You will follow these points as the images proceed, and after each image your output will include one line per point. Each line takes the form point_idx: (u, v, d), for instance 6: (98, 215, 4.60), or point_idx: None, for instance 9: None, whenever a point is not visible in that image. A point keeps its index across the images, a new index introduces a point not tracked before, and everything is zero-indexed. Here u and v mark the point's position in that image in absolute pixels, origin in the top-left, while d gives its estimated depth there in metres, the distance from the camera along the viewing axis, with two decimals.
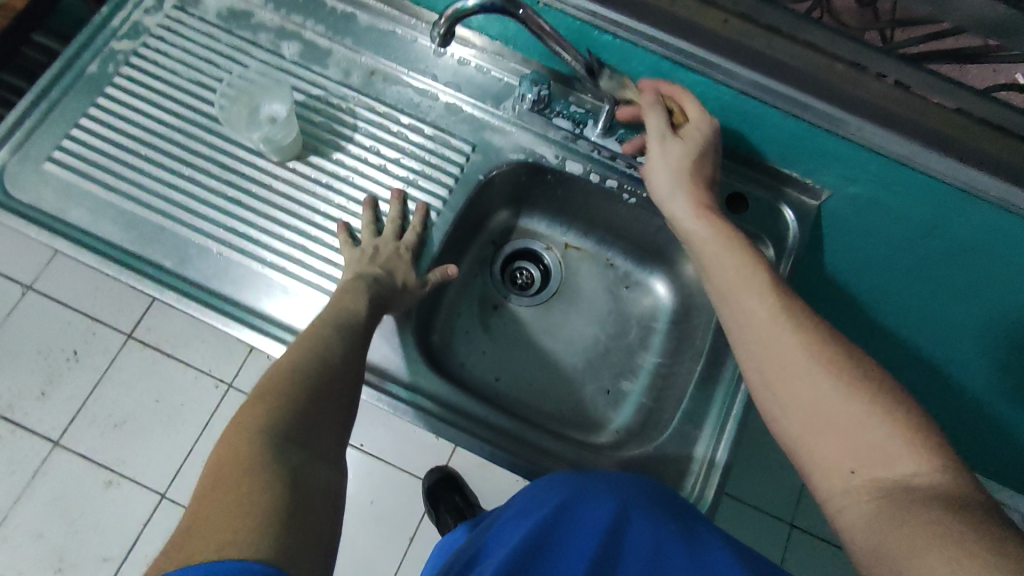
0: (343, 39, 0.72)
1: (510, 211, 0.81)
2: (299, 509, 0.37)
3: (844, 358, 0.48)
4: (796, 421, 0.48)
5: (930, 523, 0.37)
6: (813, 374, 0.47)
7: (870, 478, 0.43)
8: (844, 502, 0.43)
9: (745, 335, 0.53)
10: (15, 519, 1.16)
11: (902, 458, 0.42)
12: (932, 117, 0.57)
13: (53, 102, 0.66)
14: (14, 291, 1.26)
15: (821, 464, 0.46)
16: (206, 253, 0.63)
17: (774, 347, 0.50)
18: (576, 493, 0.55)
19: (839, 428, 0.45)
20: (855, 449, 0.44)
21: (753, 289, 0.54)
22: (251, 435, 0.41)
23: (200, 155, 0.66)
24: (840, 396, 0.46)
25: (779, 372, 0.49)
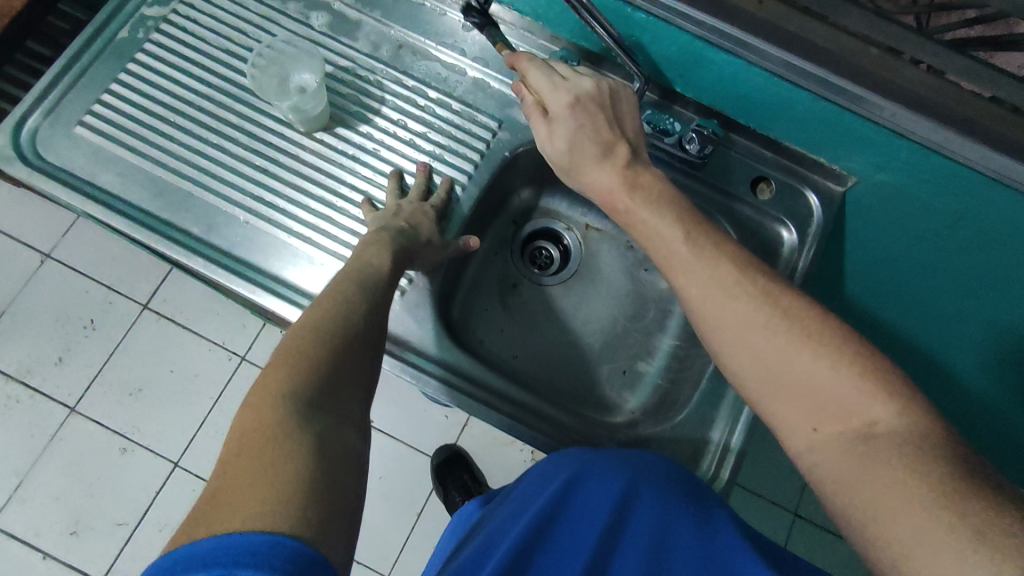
0: (372, 11, 0.72)
1: (532, 190, 0.81)
2: (327, 477, 0.36)
3: (795, 311, 0.48)
4: (751, 385, 0.49)
5: (901, 478, 0.38)
6: (764, 337, 0.48)
7: (834, 432, 0.44)
8: (814, 460, 0.45)
9: (694, 309, 0.52)
10: (32, 482, 1.18)
11: (862, 409, 0.43)
12: (968, 105, 0.57)
13: (84, 67, 0.67)
14: (33, 259, 1.28)
15: (785, 425, 0.47)
16: (233, 221, 0.64)
17: (718, 313, 0.50)
18: (585, 466, 0.56)
19: (796, 388, 0.46)
20: (814, 408, 0.45)
21: (688, 256, 0.53)
22: (274, 400, 0.38)
23: (228, 124, 0.66)
24: (792, 354, 0.46)
25: (730, 336, 0.50)
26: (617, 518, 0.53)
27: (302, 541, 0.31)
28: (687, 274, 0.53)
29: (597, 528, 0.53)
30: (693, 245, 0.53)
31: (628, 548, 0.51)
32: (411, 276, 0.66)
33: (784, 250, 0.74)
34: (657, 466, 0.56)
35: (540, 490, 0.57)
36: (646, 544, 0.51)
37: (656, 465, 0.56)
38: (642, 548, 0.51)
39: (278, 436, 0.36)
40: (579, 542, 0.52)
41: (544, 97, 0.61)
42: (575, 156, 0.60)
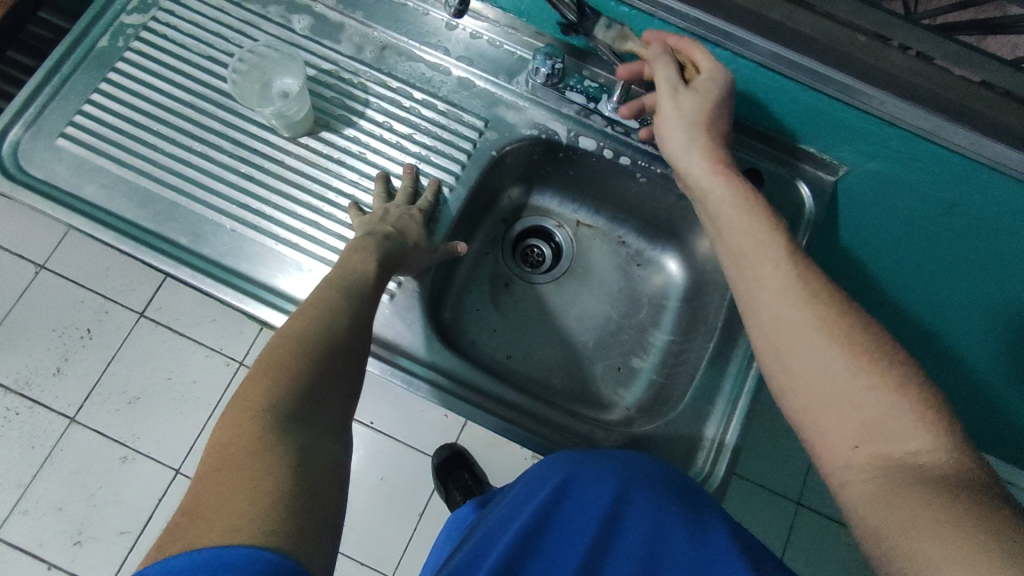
0: (354, 12, 0.71)
1: (522, 188, 0.80)
2: (307, 489, 0.36)
3: (857, 327, 0.48)
4: (794, 394, 0.49)
5: (923, 503, 0.38)
6: (821, 346, 0.47)
7: (874, 453, 0.44)
8: (848, 479, 0.45)
9: (754, 305, 0.53)
10: (34, 493, 1.18)
11: (903, 437, 0.43)
12: (956, 91, 0.56)
13: (64, 78, 0.66)
14: (27, 270, 1.27)
15: (824, 441, 0.47)
16: (220, 230, 0.64)
17: (776, 312, 0.50)
18: (574, 471, 0.55)
19: (840, 402, 0.46)
20: (857, 424, 0.45)
21: (758, 255, 0.53)
22: (255, 412, 0.38)
23: (212, 131, 0.66)
24: (845, 366, 0.46)
25: (783, 341, 0.49)
26: (608, 520, 0.54)
27: (280, 554, 0.31)
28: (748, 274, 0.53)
29: (587, 534, 0.53)
30: (764, 241, 0.53)
31: (620, 553, 0.52)
32: (400, 280, 0.65)
33: None
34: (650, 468, 0.54)
35: (532, 493, 0.57)
36: (637, 558, 0.52)
37: (649, 467, 0.55)
38: (634, 561, 0.52)
39: (257, 450, 0.36)
40: (571, 550, 0.52)
41: (694, 57, 0.60)
42: (691, 125, 0.59)
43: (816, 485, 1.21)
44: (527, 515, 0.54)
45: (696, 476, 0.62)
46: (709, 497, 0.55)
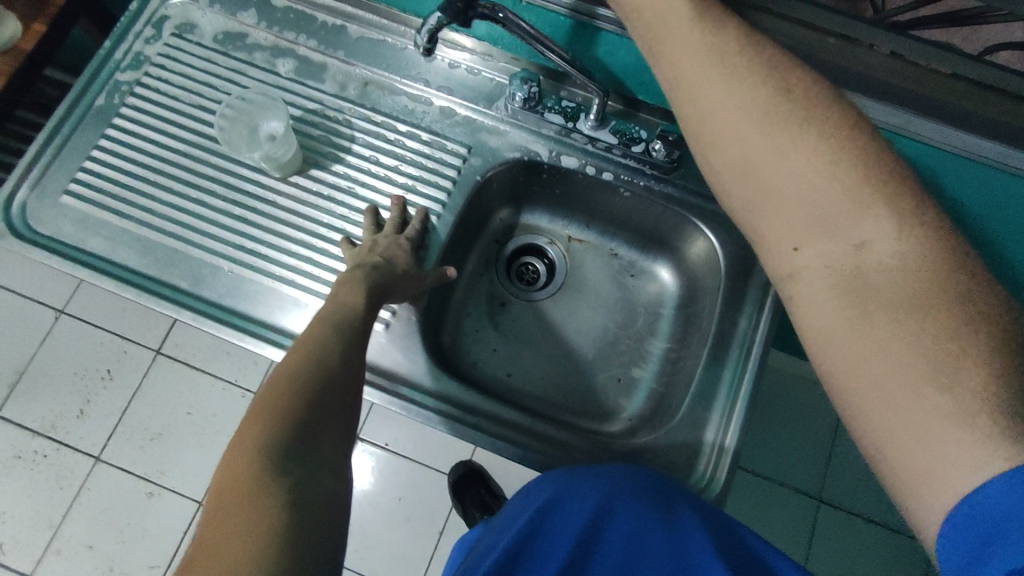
0: (336, 52, 0.74)
1: (511, 209, 0.82)
2: (304, 527, 0.37)
3: (799, 101, 0.39)
4: (735, 186, 0.42)
5: (890, 338, 0.35)
6: (756, 138, 0.40)
7: (818, 251, 0.39)
8: (795, 286, 0.40)
9: (682, 108, 0.42)
10: (66, 532, 1.21)
11: (850, 225, 0.38)
12: (928, 85, 0.56)
13: (65, 137, 0.69)
14: (47, 316, 1.32)
15: (764, 239, 0.42)
16: (218, 272, 0.66)
17: (718, 109, 0.40)
18: (560, 490, 0.57)
19: (784, 194, 0.40)
20: (798, 218, 0.40)
21: (689, 52, 0.41)
22: (251, 455, 0.40)
23: (206, 177, 0.68)
24: (786, 152, 0.39)
25: (721, 139, 0.41)
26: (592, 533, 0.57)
27: None
28: (676, 76, 0.42)
29: (568, 545, 0.56)
30: (693, 43, 0.41)
31: (607, 558, 0.56)
32: (394, 309, 0.67)
33: None
34: (635, 481, 0.56)
35: (522, 510, 0.60)
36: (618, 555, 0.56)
37: (633, 479, 0.56)
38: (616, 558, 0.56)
39: (254, 493, 0.37)
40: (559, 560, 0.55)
41: None
42: None
43: (836, 479, 1.20)
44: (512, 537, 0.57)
45: (698, 483, 0.63)
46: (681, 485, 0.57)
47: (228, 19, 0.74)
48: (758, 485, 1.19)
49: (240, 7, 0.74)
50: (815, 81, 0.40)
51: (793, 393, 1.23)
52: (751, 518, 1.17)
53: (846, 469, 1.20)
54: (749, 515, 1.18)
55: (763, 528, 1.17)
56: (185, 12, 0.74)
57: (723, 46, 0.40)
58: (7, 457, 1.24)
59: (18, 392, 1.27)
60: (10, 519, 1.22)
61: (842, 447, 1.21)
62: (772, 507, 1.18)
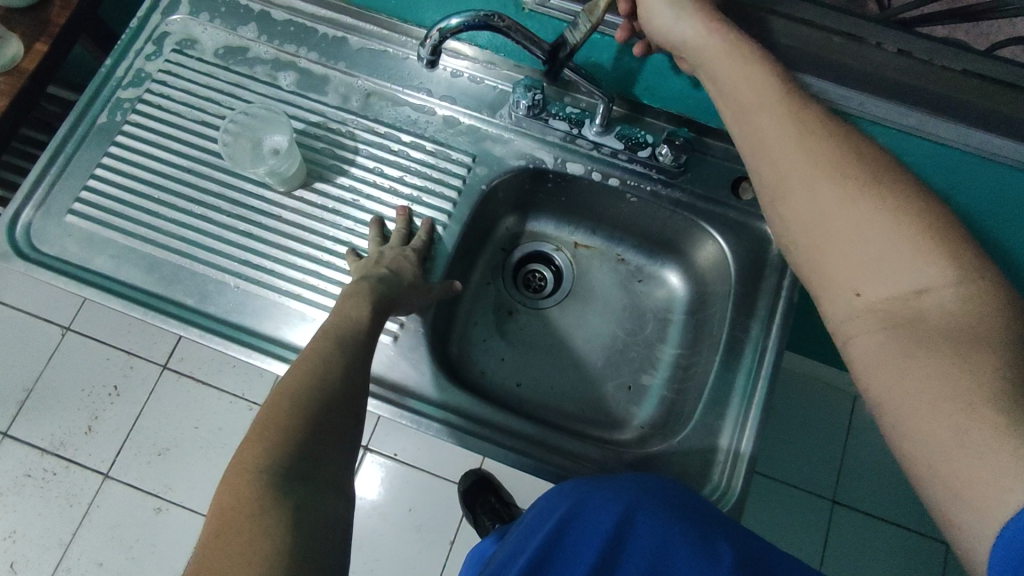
0: (337, 63, 0.73)
1: (517, 217, 0.81)
2: (301, 554, 0.37)
3: (868, 161, 0.41)
4: (801, 236, 0.43)
5: (934, 369, 0.35)
6: (821, 190, 0.42)
7: (875, 299, 0.40)
8: (851, 330, 0.40)
9: (755, 161, 0.46)
10: (76, 550, 1.21)
11: (912, 273, 0.38)
12: (941, 83, 0.55)
13: (69, 156, 0.69)
14: (54, 333, 1.32)
15: (824, 285, 0.43)
16: (224, 288, 0.65)
17: (789, 160, 0.43)
18: (579, 500, 0.57)
19: (848, 241, 0.41)
20: (859, 266, 0.40)
21: (764, 108, 0.44)
22: (251, 475, 0.39)
23: (211, 193, 0.68)
24: (851, 201, 0.40)
25: (791, 190, 0.43)
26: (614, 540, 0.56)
27: None
28: (751, 132, 0.45)
29: (590, 557, 0.55)
30: (770, 103, 0.44)
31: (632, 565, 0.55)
32: (402, 321, 0.66)
33: (773, 250, 0.69)
34: (657, 492, 0.56)
35: (543, 521, 0.60)
36: (647, 558, 0.55)
37: (654, 490, 0.56)
38: (643, 564, 0.55)
39: (253, 516, 0.37)
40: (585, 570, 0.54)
41: None
42: None
43: (850, 480, 1.18)
44: (535, 547, 0.57)
45: (713, 492, 0.62)
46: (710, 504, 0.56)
47: (229, 34, 0.74)
48: (772, 487, 1.18)
49: (241, 22, 0.74)
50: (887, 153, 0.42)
51: (804, 394, 1.22)
52: (767, 522, 1.16)
53: (861, 470, 1.19)
54: (764, 519, 1.16)
55: (779, 533, 1.16)
56: (186, 28, 0.74)
57: (800, 108, 0.44)
58: (15, 476, 1.24)
59: (26, 410, 1.27)
60: (19, 538, 1.21)
61: (856, 447, 1.20)
62: (786, 510, 1.17)
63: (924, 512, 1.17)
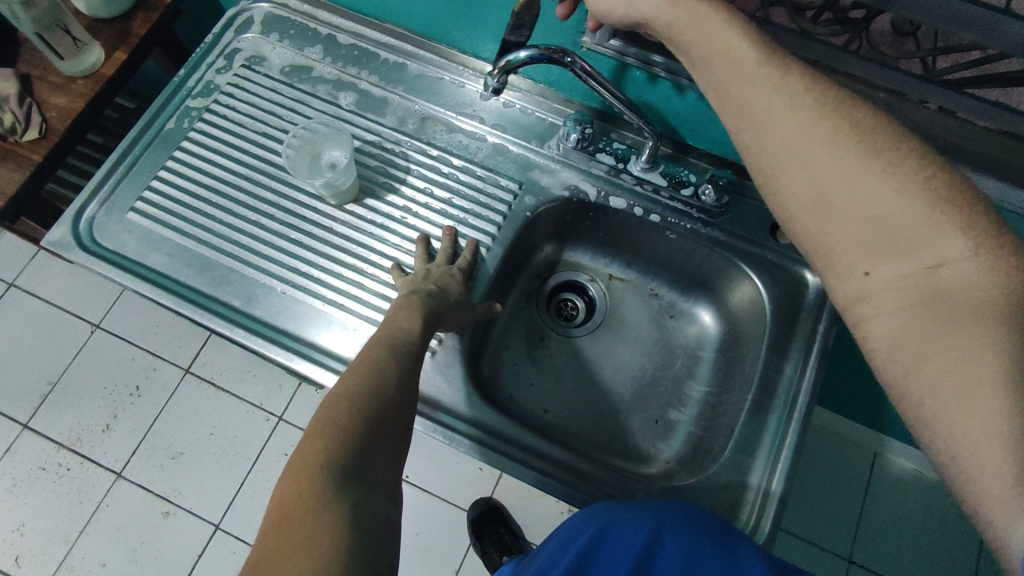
0: (395, 88, 0.77)
1: (554, 245, 0.83)
2: (360, 550, 0.39)
3: (869, 133, 0.40)
4: (803, 217, 0.42)
5: (955, 350, 0.33)
6: (820, 165, 0.40)
7: (889, 276, 0.38)
8: (864, 311, 0.39)
9: (749, 137, 0.44)
10: (80, 548, 1.20)
11: (924, 246, 0.37)
12: (983, 141, 0.58)
13: (136, 157, 0.72)
14: (84, 331, 1.34)
15: (833, 265, 0.41)
16: (271, 292, 0.67)
17: (788, 142, 0.42)
18: (608, 519, 0.58)
19: (854, 217, 0.39)
20: (867, 242, 0.39)
21: (762, 85, 0.42)
22: (313, 470, 0.42)
23: (267, 201, 0.71)
24: (853, 178, 0.39)
25: (792, 171, 0.42)
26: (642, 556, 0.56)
27: None
28: (743, 114, 0.44)
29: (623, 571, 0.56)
30: (766, 81, 0.42)
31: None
32: (440, 338, 0.68)
33: (809, 294, 0.70)
34: (688, 516, 0.56)
35: (573, 538, 0.61)
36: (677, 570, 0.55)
37: (689, 513, 0.56)
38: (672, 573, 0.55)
39: (314, 509, 0.39)
40: None
41: None
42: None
43: (869, 540, 1.16)
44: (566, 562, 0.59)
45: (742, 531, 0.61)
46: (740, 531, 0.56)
47: (296, 53, 0.78)
48: (788, 540, 1.16)
49: (308, 43, 0.78)
50: (893, 122, 0.40)
51: (826, 449, 1.20)
52: None
53: (880, 531, 1.16)
54: None
55: None
56: (255, 45, 0.79)
57: (796, 84, 0.41)
58: (30, 468, 1.25)
59: (48, 404, 1.28)
60: (26, 532, 1.21)
61: (877, 506, 1.17)
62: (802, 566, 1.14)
63: None
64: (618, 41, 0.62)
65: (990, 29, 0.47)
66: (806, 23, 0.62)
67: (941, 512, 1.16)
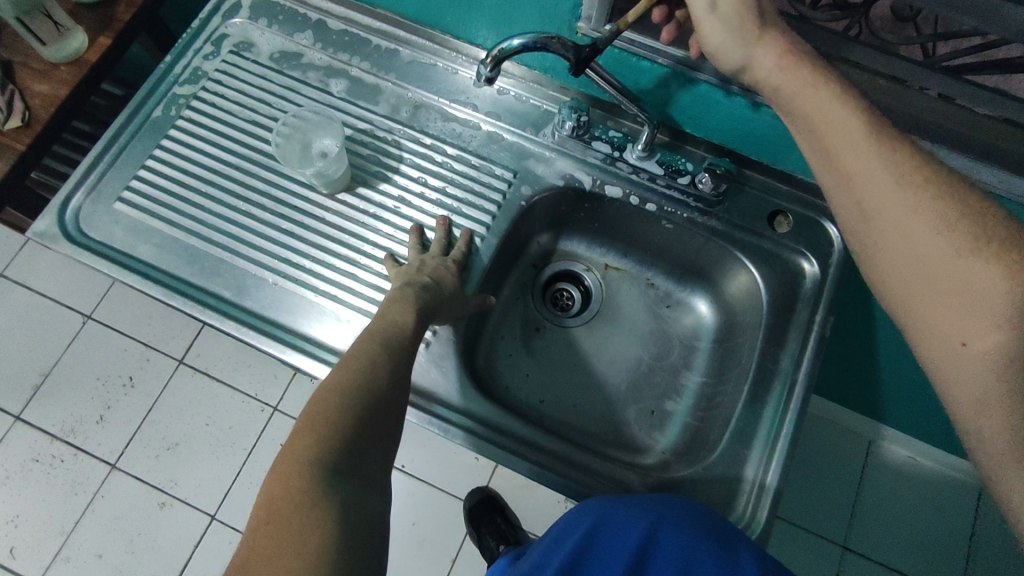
0: (388, 74, 0.75)
1: (550, 234, 0.82)
2: (349, 547, 0.39)
3: (974, 220, 0.42)
4: (901, 286, 0.45)
5: None
6: (926, 238, 0.43)
7: (985, 349, 0.40)
8: (957, 377, 0.41)
9: (851, 199, 0.47)
10: (76, 539, 1.20)
11: (1020, 326, 0.38)
12: (986, 130, 0.56)
13: (121, 146, 0.71)
14: (75, 321, 1.33)
15: (929, 335, 0.43)
16: (262, 284, 0.66)
17: (890, 211, 0.44)
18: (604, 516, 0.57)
19: (952, 293, 0.41)
20: (968, 317, 0.41)
21: (860, 147, 0.45)
22: (302, 466, 0.41)
23: (257, 190, 0.69)
24: (953, 258, 0.41)
25: (894, 241, 0.44)
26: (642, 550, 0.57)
27: None
28: (843, 179, 0.47)
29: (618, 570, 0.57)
30: (871, 151, 0.44)
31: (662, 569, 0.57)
32: (435, 329, 0.67)
33: (806, 284, 0.70)
34: (684, 512, 0.55)
35: (566, 535, 0.61)
36: (675, 562, 0.56)
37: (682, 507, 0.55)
38: (671, 567, 0.56)
39: (302, 508, 0.39)
40: None
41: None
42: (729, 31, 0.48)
43: (863, 526, 1.16)
44: (565, 555, 0.60)
45: (738, 522, 0.61)
46: (739, 529, 0.56)
47: (285, 39, 0.76)
48: (784, 527, 1.16)
49: (298, 29, 0.77)
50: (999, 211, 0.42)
51: (821, 436, 1.21)
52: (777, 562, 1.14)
53: (874, 518, 1.16)
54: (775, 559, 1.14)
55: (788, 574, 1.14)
56: (244, 31, 0.77)
57: (905, 159, 0.44)
58: (23, 460, 1.24)
59: (40, 396, 1.27)
60: (20, 523, 1.21)
61: (871, 493, 1.18)
62: (797, 553, 1.15)
63: (938, 567, 1.14)
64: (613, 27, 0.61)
65: (992, 15, 0.46)
66: (805, 9, 0.61)
67: (934, 498, 1.17)
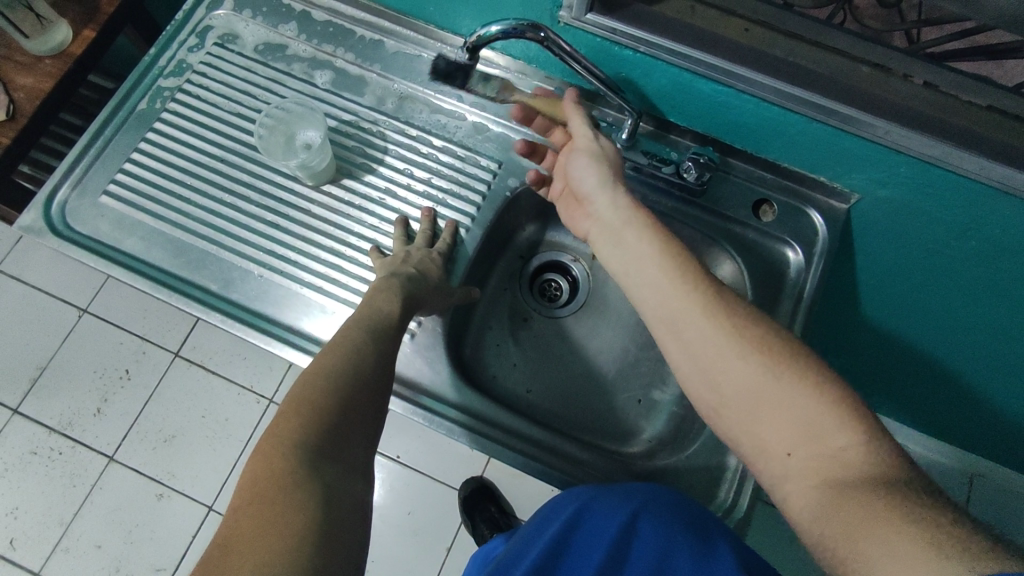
0: (372, 65, 0.75)
1: (537, 225, 0.82)
2: (328, 528, 0.39)
3: (765, 344, 0.48)
4: (729, 409, 0.48)
5: (868, 502, 0.38)
6: (737, 362, 0.48)
7: (804, 458, 0.44)
8: (789, 486, 0.44)
9: (669, 334, 0.52)
10: (76, 530, 1.21)
11: (830, 434, 0.43)
12: (970, 117, 0.56)
13: (107, 140, 0.71)
14: (71, 315, 1.34)
15: (762, 452, 0.46)
16: (248, 276, 0.67)
17: (701, 344, 0.49)
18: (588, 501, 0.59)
19: (768, 413, 0.46)
20: (784, 430, 0.45)
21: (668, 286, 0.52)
22: (285, 450, 0.42)
23: (242, 183, 0.70)
24: (759, 380, 0.47)
25: (709, 367, 0.49)
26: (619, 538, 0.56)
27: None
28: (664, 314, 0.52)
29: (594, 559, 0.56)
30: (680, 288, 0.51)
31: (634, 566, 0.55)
32: (419, 320, 0.67)
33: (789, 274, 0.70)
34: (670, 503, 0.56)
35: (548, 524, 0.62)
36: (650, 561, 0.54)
37: (665, 499, 0.57)
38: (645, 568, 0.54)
39: (284, 487, 0.40)
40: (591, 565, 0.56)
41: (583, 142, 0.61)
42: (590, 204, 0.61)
43: None
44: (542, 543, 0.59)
45: (719, 509, 0.62)
46: (720, 523, 0.56)
47: (270, 31, 0.76)
48: (774, 515, 1.17)
49: (282, 20, 0.76)
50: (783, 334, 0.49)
51: None
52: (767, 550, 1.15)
53: None
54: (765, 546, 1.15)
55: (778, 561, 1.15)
56: (228, 22, 0.77)
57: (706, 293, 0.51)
58: (22, 453, 1.25)
59: (37, 389, 1.28)
60: (20, 515, 1.22)
61: None
62: (787, 540, 1.16)
63: None
64: (594, 15, 0.60)
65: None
66: None
67: None
